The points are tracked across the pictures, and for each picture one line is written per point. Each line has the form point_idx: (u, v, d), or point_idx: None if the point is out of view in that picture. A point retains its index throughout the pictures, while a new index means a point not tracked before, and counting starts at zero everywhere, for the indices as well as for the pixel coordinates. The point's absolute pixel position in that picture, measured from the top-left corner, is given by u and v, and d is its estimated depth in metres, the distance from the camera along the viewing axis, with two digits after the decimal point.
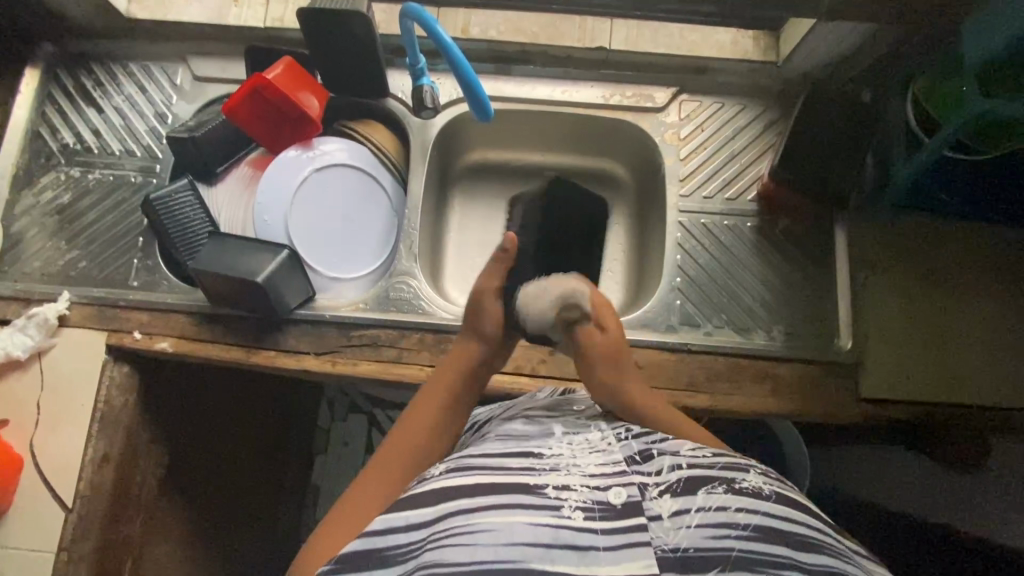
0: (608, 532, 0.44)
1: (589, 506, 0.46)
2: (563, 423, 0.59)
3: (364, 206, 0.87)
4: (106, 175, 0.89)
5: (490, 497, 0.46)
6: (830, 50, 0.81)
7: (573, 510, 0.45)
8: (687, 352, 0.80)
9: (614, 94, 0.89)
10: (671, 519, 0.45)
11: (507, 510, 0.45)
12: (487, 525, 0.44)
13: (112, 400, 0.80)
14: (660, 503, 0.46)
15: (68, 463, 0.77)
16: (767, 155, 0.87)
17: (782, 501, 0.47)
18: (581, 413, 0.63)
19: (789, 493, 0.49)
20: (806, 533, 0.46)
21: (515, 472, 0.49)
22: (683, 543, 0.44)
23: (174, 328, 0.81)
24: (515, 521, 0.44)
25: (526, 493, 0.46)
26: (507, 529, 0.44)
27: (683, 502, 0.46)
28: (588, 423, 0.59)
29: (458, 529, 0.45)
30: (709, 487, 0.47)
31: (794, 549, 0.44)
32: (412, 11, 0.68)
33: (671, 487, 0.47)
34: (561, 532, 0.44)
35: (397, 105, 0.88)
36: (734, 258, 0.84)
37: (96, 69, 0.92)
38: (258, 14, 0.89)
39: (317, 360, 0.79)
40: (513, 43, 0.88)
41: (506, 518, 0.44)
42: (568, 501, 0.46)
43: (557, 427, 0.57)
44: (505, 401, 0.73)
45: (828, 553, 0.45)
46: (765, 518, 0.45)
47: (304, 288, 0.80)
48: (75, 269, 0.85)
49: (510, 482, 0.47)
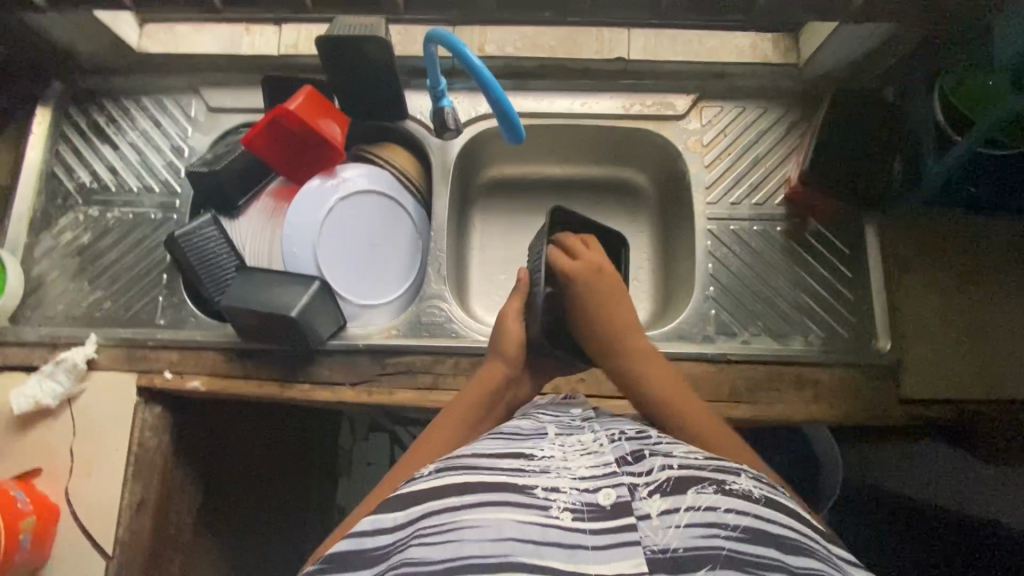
0: (597, 532, 0.45)
1: (577, 507, 0.46)
2: (556, 426, 0.60)
3: (390, 232, 0.86)
4: (126, 213, 0.87)
5: (480, 495, 0.47)
6: (854, 50, 0.80)
7: (561, 511, 0.46)
8: (727, 362, 0.79)
9: (635, 104, 0.88)
10: (660, 518, 0.46)
11: (497, 507, 0.45)
12: (475, 522, 0.45)
13: (146, 441, 0.79)
14: (649, 502, 0.47)
15: (104, 510, 0.76)
16: (792, 157, 0.86)
17: (771, 504, 0.48)
18: (575, 415, 0.63)
19: (780, 498, 0.50)
20: (793, 536, 0.46)
21: (507, 471, 0.49)
22: (673, 543, 0.44)
23: (206, 365, 0.80)
24: (506, 518, 0.44)
25: (516, 492, 0.47)
26: (496, 525, 0.44)
27: (672, 501, 0.47)
28: (581, 427, 0.60)
29: (445, 526, 0.45)
30: (698, 487, 0.48)
31: (783, 552, 0.44)
32: (438, 36, 0.68)
33: (660, 486, 0.48)
34: (549, 531, 0.44)
35: (416, 126, 0.87)
36: (767, 264, 0.84)
37: (109, 105, 0.91)
38: (270, 42, 0.87)
39: (353, 391, 0.78)
40: (530, 58, 0.87)
41: (496, 515, 0.45)
42: (557, 501, 0.46)
43: (550, 429, 0.59)
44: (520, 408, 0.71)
45: (818, 559, 0.46)
46: (755, 521, 0.46)
47: (335, 318, 0.79)
48: (99, 310, 0.84)
49: (503, 481, 0.48)
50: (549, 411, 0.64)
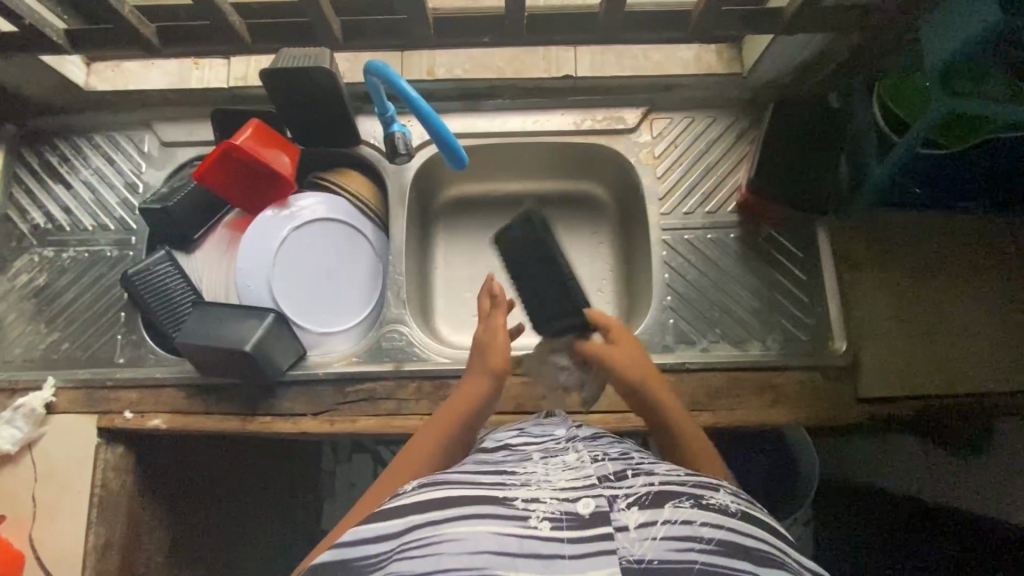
0: (575, 541, 0.45)
1: (556, 517, 0.46)
2: (543, 445, 0.61)
3: (348, 259, 0.86)
4: (81, 252, 0.87)
5: (461, 509, 0.47)
6: (794, 58, 0.81)
7: (540, 521, 0.46)
8: (686, 371, 0.80)
9: (586, 120, 0.89)
10: (638, 530, 0.45)
11: (476, 519, 0.45)
12: (454, 534, 0.45)
13: (109, 481, 0.78)
14: (628, 515, 0.46)
15: (68, 555, 0.75)
16: (743, 165, 0.88)
17: (748, 519, 0.48)
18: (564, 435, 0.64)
19: (756, 513, 0.49)
20: (769, 549, 0.46)
21: (486, 486, 0.50)
22: (647, 555, 0.44)
23: (166, 403, 0.79)
24: (483, 529, 0.45)
25: (495, 504, 0.47)
26: (474, 538, 0.44)
27: (650, 514, 0.47)
28: (566, 446, 0.60)
29: (426, 539, 0.45)
30: (676, 501, 0.48)
31: (755, 563, 0.44)
32: (376, 67, 0.68)
33: (639, 499, 0.48)
34: (526, 541, 0.44)
35: (370, 151, 0.88)
36: (721, 271, 0.85)
37: (61, 144, 0.91)
38: (220, 75, 0.88)
39: (315, 421, 0.77)
40: (480, 80, 0.88)
41: (472, 527, 0.45)
42: (536, 512, 0.47)
43: (535, 452, 0.59)
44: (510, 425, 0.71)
45: (789, 570, 0.46)
46: (730, 533, 0.46)
47: (294, 348, 0.79)
48: (58, 352, 0.83)
49: (482, 494, 0.48)
50: (536, 432, 0.64)
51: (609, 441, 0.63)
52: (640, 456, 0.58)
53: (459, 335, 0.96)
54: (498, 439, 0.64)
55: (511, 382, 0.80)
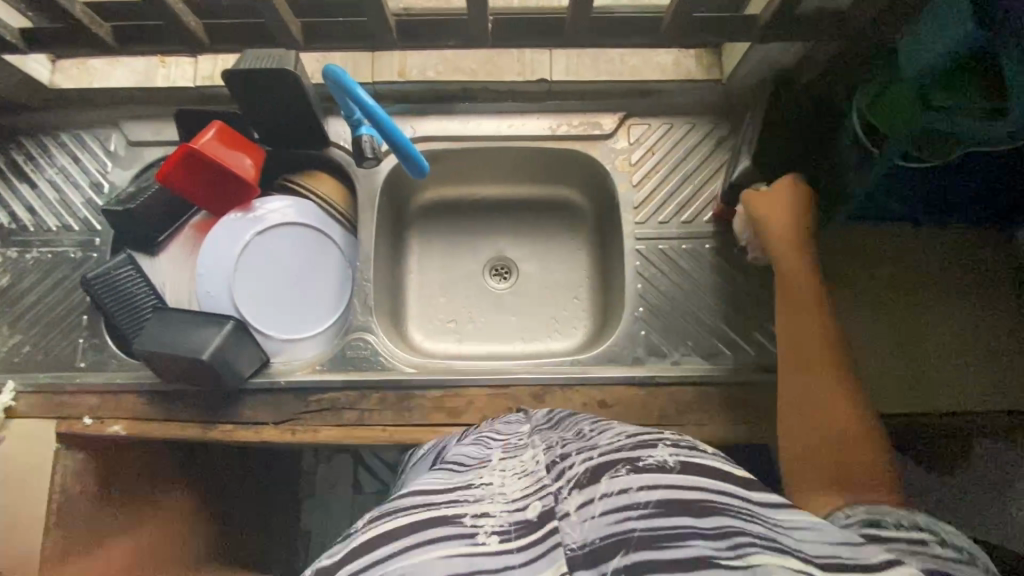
0: (525, 546, 0.41)
1: (505, 529, 0.43)
2: (506, 445, 0.59)
3: (315, 264, 0.85)
4: (45, 253, 0.85)
5: (407, 536, 0.42)
6: (772, 66, 0.80)
7: (487, 536, 0.43)
8: (655, 386, 0.78)
9: (562, 125, 0.87)
10: (578, 513, 0.43)
11: (423, 545, 0.42)
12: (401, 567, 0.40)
13: (69, 488, 0.77)
14: (569, 501, 0.44)
15: (25, 563, 0.74)
16: (721, 173, 0.86)
17: (689, 469, 0.44)
18: (530, 430, 0.62)
19: (703, 459, 0.45)
20: (713, 499, 0.41)
21: (438, 506, 0.46)
22: (590, 536, 0.40)
23: (127, 409, 0.78)
24: (430, 555, 0.41)
25: (442, 525, 0.43)
26: (422, 565, 0.40)
27: (589, 493, 0.43)
28: (527, 442, 0.58)
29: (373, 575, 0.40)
30: (612, 472, 0.45)
31: (697, 517, 0.40)
32: (333, 73, 0.65)
33: (577, 482, 0.45)
34: (476, 559, 0.41)
35: (340, 154, 0.86)
36: (695, 282, 0.83)
37: (27, 142, 0.89)
38: (186, 74, 0.85)
39: (277, 430, 0.76)
40: (453, 82, 0.86)
41: (421, 555, 0.41)
42: (484, 527, 0.43)
43: (496, 452, 0.57)
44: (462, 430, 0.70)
45: (740, 517, 0.41)
46: (668, 491, 0.41)
47: (256, 355, 0.77)
48: (18, 355, 0.82)
49: (430, 515, 0.44)
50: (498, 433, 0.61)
51: (571, 421, 0.59)
52: (592, 426, 0.55)
53: (432, 342, 0.95)
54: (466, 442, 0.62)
55: (478, 393, 0.78)
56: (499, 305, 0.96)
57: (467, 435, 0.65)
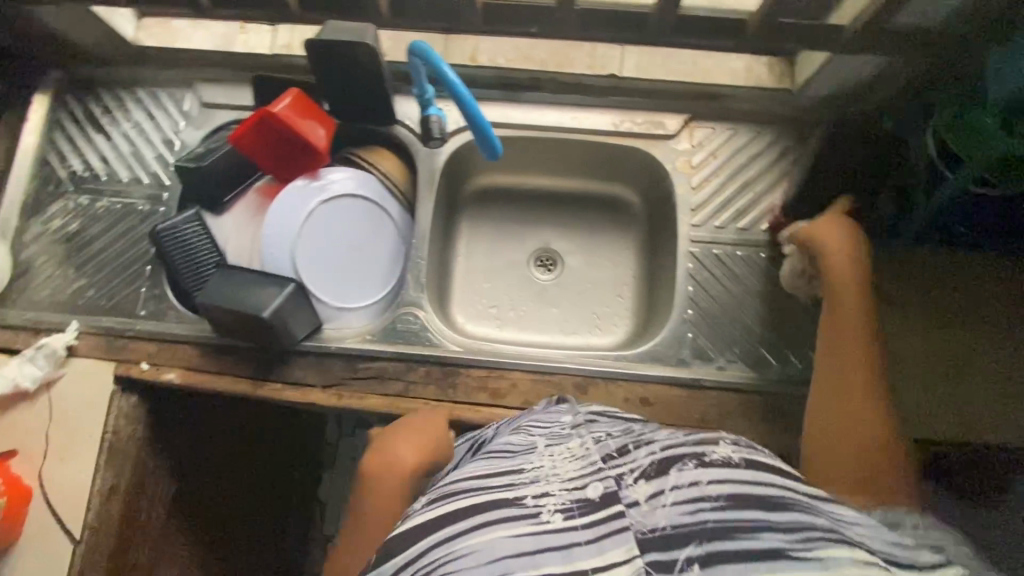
0: (590, 525, 0.42)
1: (568, 507, 0.43)
2: (548, 433, 0.56)
3: (373, 238, 0.86)
4: (115, 203, 0.89)
5: (469, 520, 0.44)
6: (846, 81, 0.79)
7: (551, 514, 0.43)
8: (698, 388, 0.79)
9: (625, 121, 0.87)
10: (648, 502, 0.43)
11: (489, 528, 0.42)
12: (469, 547, 0.42)
13: (120, 429, 0.80)
14: (636, 489, 0.44)
15: (76, 495, 0.78)
16: (781, 184, 0.85)
17: (752, 466, 0.46)
18: (572, 421, 0.59)
19: (760, 458, 0.47)
20: (779, 496, 0.43)
21: (497, 490, 0.46)
22: (661, 522, 0.41)
23: (182, 359, 0.81)
24: (495, 536, 0.42)
25: (505, 507, 0.44)
26: (488, 547, 0.41)
27: (657, 485, 0.44)
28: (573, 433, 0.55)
29: (443, 558, 0.42)
30: (680, 465, 0.46)
31: (767, 511, 0.42)
32: (418, 49, 0.67)
33: (644, 472, 0.46)
34: (542, 538, 0.41)
35: (404, 132, 0.88)
36: (746, 289, 0.83)
37: (105, 95, 0.92)
38: (264, 42, 0.88)
39: (324, 394, 0.79)
40: (522, 70, 0.87)
41: (486, 537, 0.42)
42: (547, 506, 0.44)
43: (540, 440, 0.54)
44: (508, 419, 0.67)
45: (801, 512, 0.43)
46: (736, 487, 0.44)
47: (310, 320, 0.79)
48: (82, 298, 0.85)
49: (490, 499, 0.45)
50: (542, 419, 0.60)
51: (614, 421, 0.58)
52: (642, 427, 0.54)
53: (474, 325, 0.96)
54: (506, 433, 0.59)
55: (521, 378, 0.79)
56: (542, 296, 0.97)
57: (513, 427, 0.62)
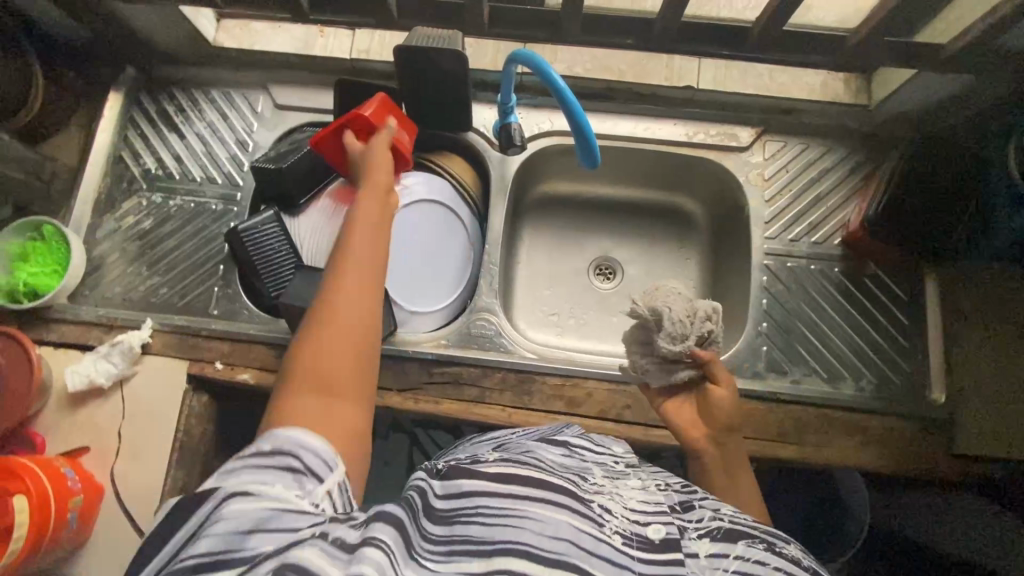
0: (645, 562, 0.41)
1: (628, 534, 0.43)
2: (601, 458, 0.57)
3: (447, 243, 0.87)
4: (188, 202, 0.89)
5: (538, 489, 0.43)
6: (925, 99, 0.80)
7: (613, 532, 0.42)
8: (777, 402, 0.78)
9: (699, 133, 0.87)
10: (707, 559, 0.42)
11: (558, 507, 0.42)
12: (537, 513, 0.41)
13: (191, 429, 0.80)
14: (698, 544, 0.43)
15: (148, 493, 0.77)
16: (854, 199, 0.85)
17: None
18: (620, 453, 0.60)
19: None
20: None
21: (565, 480, 0.46)
22: None
23: (256, 359, 0.81)
24: (561, 517, 0.41)
25: (574, 498, 0.43)
26: (556, 523, 0.40)
27: (722, 548, 0.43)
28: (626, 466, 0.56)
29: (508, 512, 0.40)
30: (749, 540, 0.44)
31: None
32: (522, 56, 0.69)
33: (710, 532, 0.45)
34: (601, 546, 0.41)
35: (478, 139, 0.88)
36: (821, 303, 0.83)
37: (178, 95, 0.93)
38: (343, 46, 0.89)
39: (399, 397, 0.78)
40: (600, 80, 0.88)
41: (554, 512, 0.41)
42: (610, 523, 0.43)
43: (597, 463, 0.55)
44: (561, 428, 0.64)
45: None
46: None
47: (388, 323, 0.80)
48: (156, 296, 0.85)
49: (559, 482, 0.44)
50: (592, 443, 0.60)
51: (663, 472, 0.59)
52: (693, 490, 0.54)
53: (535, 331, 0.95)
54: (551, 439, 0.58)
55: (596, 387, 0.79)
56: (603, 304, 0.97)
57: (553, 435, 0.61)
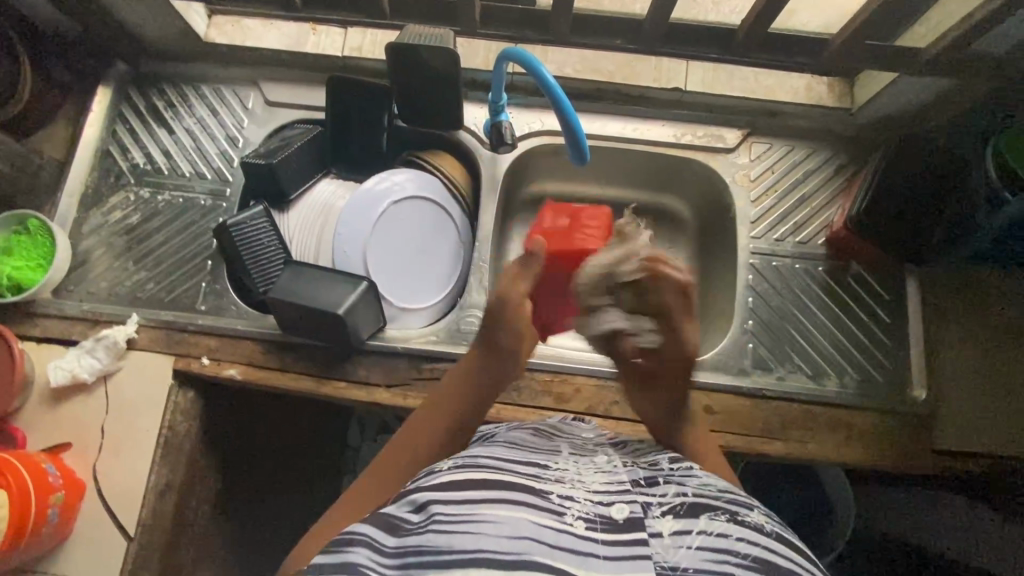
0: (608, 543, 0.43)
1: (591, 517, 0.44)
2: (570, 443, 0.59)
3: (437, 239, 0.87)
4: (176, 197, 0.88)
5: (495, 492, 0.45)
6: (906, 102, 0.82)
7: (574, 519, 0.44)
8: (762, 398, 0.79)
9: (686, 134, 0.89)
10: (672, 537, 0.44)
11: (514, 506, 0.44)
12: (493, 516, 0.43)
13: (176, 425, 0.79)
14: (662, 522, 0.45)
15: (131, 491, 0.76)
16: (838, 200, 0.87)
17: (782, 541, 0.45)
18: (588, 439, 0.62)
19: (789, 537, 0.47)
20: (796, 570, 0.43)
21: (523, 475, 0.48)
22: (683, 563, 0.42)
23: (244, 354, 0.81)
24: (518, 515, 0.43)
25: (530, 494, 0.45)
26: (512, 522, 0.42)
27: (685, 524, 0.45)
28: (595, 448, 0.58)
29: (465, 519, 0.43)
30: (711, 514, 0.45)
31: None
32: (513, 54, 0.70)
33: (674, 508, 0.46)
34: (563, 536, 0.42)
35: (468, 137, 0.89)
36: (806, 301, 0.84)
37: (168, 90, 0.92)
38: (336, 43, 0.90)
39: (388, 393, 0.78)
40: (588, 81, 0.89)
41: (511, 512, 0.43)
42: (571, 509, 0.45)
43: (564, 447, 0.57)
44: (552, 424, 0.66)
45: None
46: (763, 552, 0.43)
47: (376, 320, 0.80)
48: (142, 291, 0.84)
49: (515, 482, 0.46)
50: (561, 431, 0.63)
51: (639, 449, 0.60)
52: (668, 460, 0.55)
53: None
54: (525, 431, 0.61)
55: (585, 383, 0.79)
56: None
57: (523, 425, 0.65)
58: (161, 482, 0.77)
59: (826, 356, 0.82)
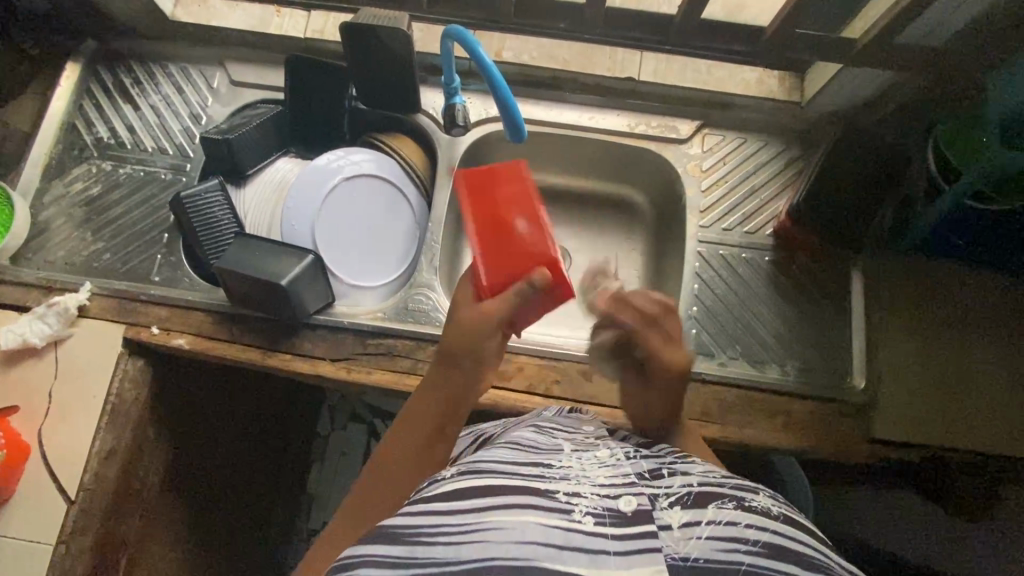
0: (619, 540, 0.39)
1: (600, 513, 0.41)
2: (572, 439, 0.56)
3: (390, 220, 0.89)
4: (137, 171, 0.90)
5: (499, 497, 0.41)
6: (855, 95, 0.83)
7: (583, 515, 0.41)
8: (704, 381, 0.79)
9: (640, 124, 0.90)
10: (682, 529, 0.41)
11: (518, 508, 0.40)
12: (499, 522, 0.39)
13: (124, 392, 0.80)
14: (670, 513, 0.42)
15: (75, 453, 0.77)
16: (787, 192, 0.88)
17: (791, 522, 0.43)
18: (591, 432, 0.59)
19: (798, 518, 0.45)
20: (812, 553, 0.41)
21: (525, 476, 0.44)
22: (693, 553, 0.40)
23: (194, 325, 0.82)
24: (526, 519, 0.39)
25: (536, 494, 0.42)
26: (520, 527, 0.39)
27: (694, 515, 0.42)
28: (596, 442, 0.55)
29: (471, 527, 0.39)
30: (718, 502, 0.43)
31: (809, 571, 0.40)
32: (454, 32, 0.72)
33: (680, 499, 0.44)
34: (571, 535, 0.39)
35: (427, 120, 0.90)
36: (751, 290, 0.85)
37: (136, 68, 0.94)
38: (298, 26, 0.92)
39: (333, 366, 0.79)
40: (544, 68, 0.91)
41: (517, 516, 0.40)
42: (579, 506, 0.41)
43: (566, 444, 0.53)
44: (513, 421, 0.68)
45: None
46: (776, 537, 0.41)
47: (325, 294, 0.81)
48: (98, 261, 0.86)
49: (520, 484, 0.43)
50: (562, 427, 0.60)
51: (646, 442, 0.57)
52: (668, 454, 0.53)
53: None
54: (526, 429, 0.59)
55: (528, 361, 0.80)
56: None
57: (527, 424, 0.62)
58: (106, 447, 0.78)
59: (767, 343, 0.83)
